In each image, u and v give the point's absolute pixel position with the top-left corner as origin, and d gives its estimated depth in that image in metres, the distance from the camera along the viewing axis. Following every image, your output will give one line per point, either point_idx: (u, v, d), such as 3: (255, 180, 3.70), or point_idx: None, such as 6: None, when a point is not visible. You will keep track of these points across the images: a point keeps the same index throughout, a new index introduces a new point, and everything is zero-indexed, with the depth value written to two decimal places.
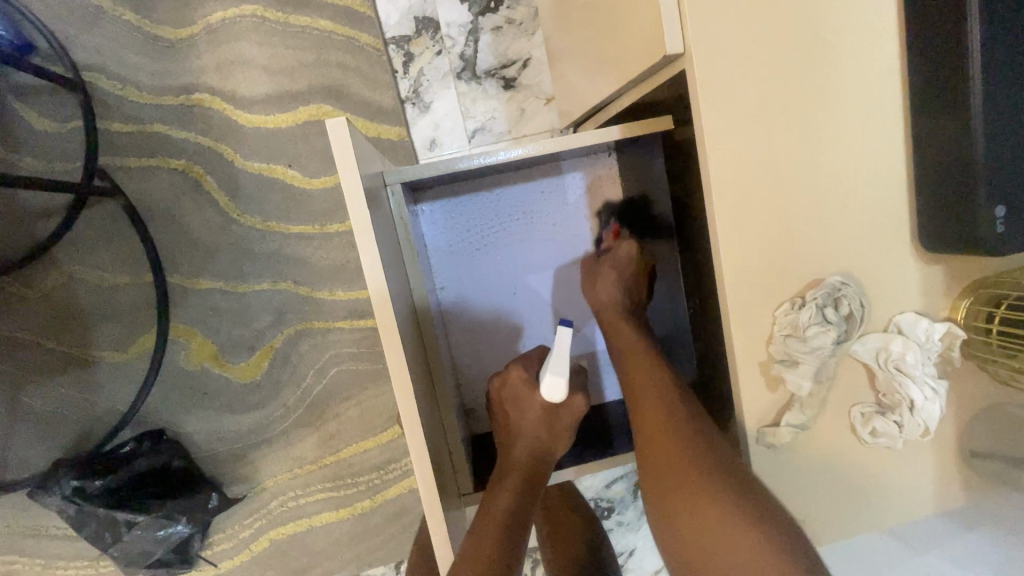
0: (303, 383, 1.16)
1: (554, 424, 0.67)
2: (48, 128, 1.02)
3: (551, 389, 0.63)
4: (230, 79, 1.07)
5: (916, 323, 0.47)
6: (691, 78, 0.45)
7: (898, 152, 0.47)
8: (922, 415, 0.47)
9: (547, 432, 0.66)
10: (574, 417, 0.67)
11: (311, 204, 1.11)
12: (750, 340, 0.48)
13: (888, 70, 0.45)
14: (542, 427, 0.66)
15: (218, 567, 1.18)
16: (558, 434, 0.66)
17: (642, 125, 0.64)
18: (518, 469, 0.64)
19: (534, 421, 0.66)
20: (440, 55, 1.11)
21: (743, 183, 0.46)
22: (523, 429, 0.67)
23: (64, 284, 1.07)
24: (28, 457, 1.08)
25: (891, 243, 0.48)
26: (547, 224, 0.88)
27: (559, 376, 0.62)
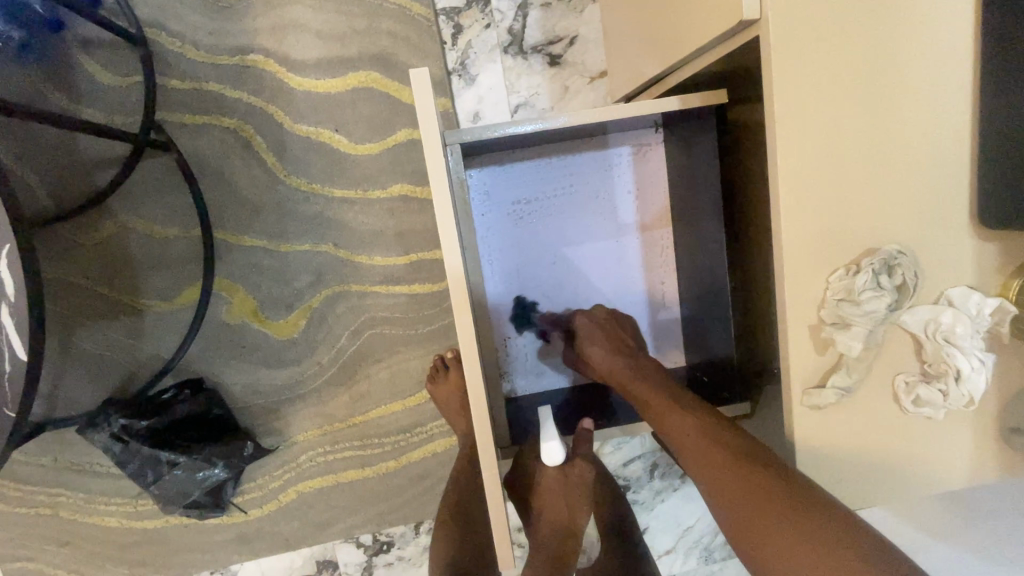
0: (337, 343, 1.19)
1: (569, 496, 0.72)
2: (110, 81, 1.06)
3: (549, 454, 0.62)
4: (284, 42, 1.09)
5: (968, 296, 0.49)
6: (765, 44, 0.46)
7: (964, 130, 0.48)
8: (967, 386, 0.48)
9: (563, 505, 0.72)
10: (581, 484, 0.72)
11: (355, 169, 1.14)
12: (803, 303, 0.49)
13: (961, 48, 0.46)
14: (559, 502, 0.72)
15: (247, 514, 1.23)
16: (574, 505, 0.72)
17: (700, 97, 0.65)
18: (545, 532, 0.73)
19: (550, 500, 0.72)
20: (488, 28, 1.13)
21: (808, 147, 0.47)
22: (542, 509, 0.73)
23: (118, 233, 1.11)
24: (76, 396, 1.14)
25: (949, 216, 0.49)
26: (592, 201, 0.88)
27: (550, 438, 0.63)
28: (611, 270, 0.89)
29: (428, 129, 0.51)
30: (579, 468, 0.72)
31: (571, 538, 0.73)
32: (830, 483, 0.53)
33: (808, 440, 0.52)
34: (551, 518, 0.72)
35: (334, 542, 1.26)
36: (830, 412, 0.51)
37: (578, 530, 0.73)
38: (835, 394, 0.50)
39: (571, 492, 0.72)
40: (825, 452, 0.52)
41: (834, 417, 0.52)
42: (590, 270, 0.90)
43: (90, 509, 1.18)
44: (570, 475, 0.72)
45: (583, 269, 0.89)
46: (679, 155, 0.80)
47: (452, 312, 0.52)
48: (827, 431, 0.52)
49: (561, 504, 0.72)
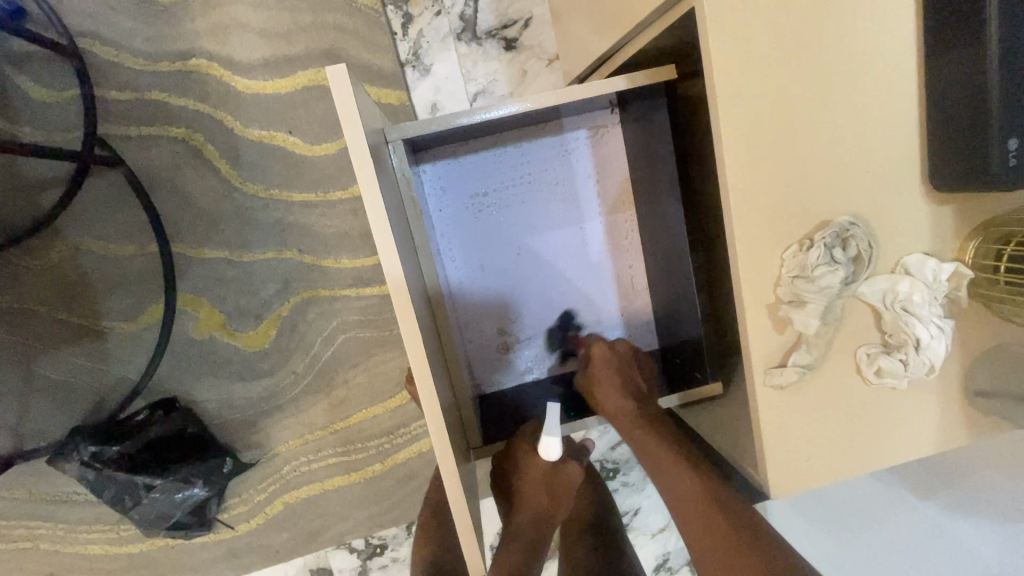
0: (311, 351, 1.17)
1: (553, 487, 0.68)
2: (45, 97, 1.01)
3: (547, 449, 0.64)
4: (227, 44, 1.05)
5: (923, 263, 0.48)
6: (701, 15, 0.44)
7: (911, 92, 0.46)
8: (927, 354, 0.48)
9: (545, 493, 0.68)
10: (570, 484, 0.69)
11: (314, 171, 1.10)
12: (759, 282, 0.48)
13: (904, 5, 0.44)
14: (541, 490, 0.68)
15: (235, 530, 1.21)
16: (559, 497, 0.68)
17: (648, 75, 0.63)
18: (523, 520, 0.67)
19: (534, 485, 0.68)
20: (439, 15, 1.09)
21: (753, 119, 0.45)
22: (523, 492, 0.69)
23: (71, 256, 1.07)
24: (45, 426, 1.11)
25: (900, 181, 0.47)
26: (551, 187, 0.86)
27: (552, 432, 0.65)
28: (578, 258, 0.88)
29: (355, 131, 0.48)
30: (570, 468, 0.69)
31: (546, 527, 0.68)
32: (799, 462, 0.52)
33: (773, 420, 0.51)
34: (530, 504, 0.68)
35: (326, 550, 1.25)
36: (793, 390, 0.51)
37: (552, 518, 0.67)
38: (796, 373, 0.49)
39: (559, 486, 0.68)
40: (790, 432, 0.51)
41: (798, 395, 0.51)
42: (555, 257, 0.88)
43: (71, 539, 1.15)
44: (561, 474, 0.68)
45: (548, 258, 0.88)
46: (636, 136, 0.78)
47: (398, 316, 0.51)
48: (791, 409, 0.51)
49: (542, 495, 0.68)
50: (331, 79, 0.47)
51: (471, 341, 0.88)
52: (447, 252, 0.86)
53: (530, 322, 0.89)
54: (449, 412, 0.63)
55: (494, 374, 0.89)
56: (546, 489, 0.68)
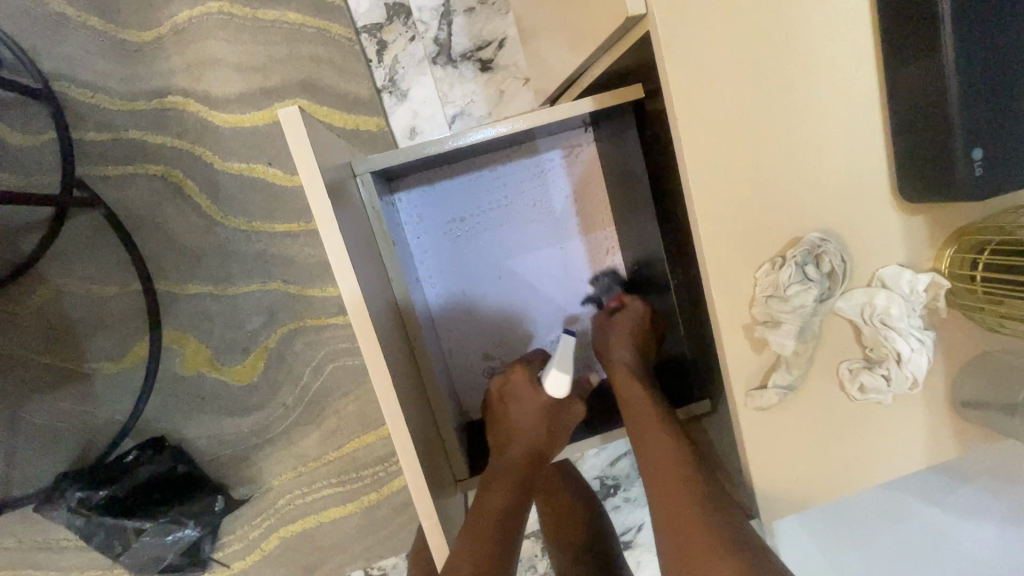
0: (300, 382, 1.15)
1: (553, 423, 0.69)
2: (22, 141, 1.01)
3: (555, 385, 0.65)
4: (202, 79, 1.05)
5: (899, 275, 0.47)
6: (655, 40, 0.44)
7: (873, 105, 0.46)
8: (910, 367, 0.47)
9: (545, 429, 0.68)
10: (571, 422, 0.70)
11: (295, 201, 1.10)
12: (733, 303, 0.47)
13: (858, 19, 0.44)
14: (541, 423, 0.68)
15: (231, 568, 1.19)
16: (555, 433, 0.68)
17: (615, 96, 0.63)
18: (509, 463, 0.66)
19: (528, 421, 0.69)
20: (413, 40, 1.09)
21: (714, 140, 0.45)
22: (519, 426, 0.69)
23: (53, 298, 1.06)
24: (31, 472, 1.09)
25: (869, 194, 0.47)
26: (528, 208, 0.85)
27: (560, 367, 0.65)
28: (563, 278, 0.87)
29: (312, 172, 0.48)
30: (572, 409, 0.71)
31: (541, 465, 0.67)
32: (788, 486, 0.51)
33: (758, 441, 0.50)
34: (529, 439, 0.67)
35: None
36: (776, 410, 0.50)
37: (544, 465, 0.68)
38: (777, 393, 0.48)
39: (553, 421, 0.69)
40: (775, 452, 0.50)
41: (782, 414, 0.50)
42: (538, 278, 0.87)
43: None
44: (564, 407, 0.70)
45: (530, 279, 0.87)
46: (611, 154, 0.78)
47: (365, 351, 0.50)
48: (774, 430, 0.50)
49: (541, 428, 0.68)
50: (285, 122, 0.46)
51: (463, 369, 0.87)
52: (429, 279, 0.85)
53: (515, 345, 0.88)
54: (427, 449, 0.61)
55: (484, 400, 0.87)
56: (531, 420, 0.69)
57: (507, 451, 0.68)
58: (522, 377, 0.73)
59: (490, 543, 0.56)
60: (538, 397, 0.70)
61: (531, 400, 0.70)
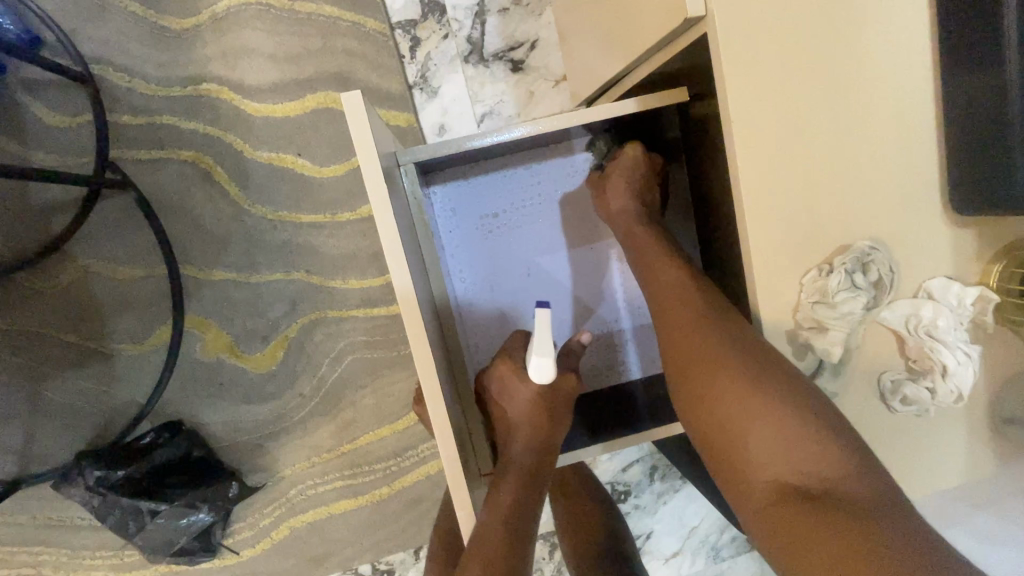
0: (318, 372, 1.16)
1: (553, 410, 0.66)
2: (58, 122, 1.03)
3: (536, 371, 0.62)
4: (237, 68, 1.06)
5: (947, 287, 0.46)
6: (713, 42, 0.44)
7: (928, 115, 0.45)
8: (955, 382, 0.46)
9: (547, 418, 0.65)
10: (570, 399, 0.68)
11: (322, 192, 1.11)
12: (777, 307, 0.48)
13: (917, 28, 0.44)
14: (542, 415, 0.65)
15: (240, 555, 1.19)
16: (559, 420, 0.66)
17: (659, 98, 0.63)
18: (520, 464, 0.63)
19: (530, 412, 0.65)
20: (447, 38, 1.10)
21: (767, 143, 0.45)
22: (520, 424, 0.65)
23: (80, 278, 1.08)
24: (50, 450, 1.10)
25: (920, 205, 0.47)
26: (561, 209, 0.86)
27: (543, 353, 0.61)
28: (591, 279, 0.87)
29: (371, 158, 0.52)
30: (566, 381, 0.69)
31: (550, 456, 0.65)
32: None
33: None
34: (531, 438, 0.64)
35: None
36: None
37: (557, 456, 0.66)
38: (821, 400, 0.49)
39: (556, 409, 0.66)
40: None
41: None
42: (566, 278, 0.87)
43: (74, 565, 1.14)
44: (560, 387, 0.67)
45: (558, 278, 0.87)
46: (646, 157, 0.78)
47: (409, 326, 0.53)
48: None
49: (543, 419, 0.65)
50: (347, 106, 0.51)
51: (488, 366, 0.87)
52: (458, 275, 0.85)
53: None
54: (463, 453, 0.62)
55: None
56: (530, 412, 0.65)
57: (511, 447, 0.65)
58: (511, 368, 0.68)
59: (503, 548, 0.55)
60: (530, 387, 0.65)
61: (522, 393, 0.66)
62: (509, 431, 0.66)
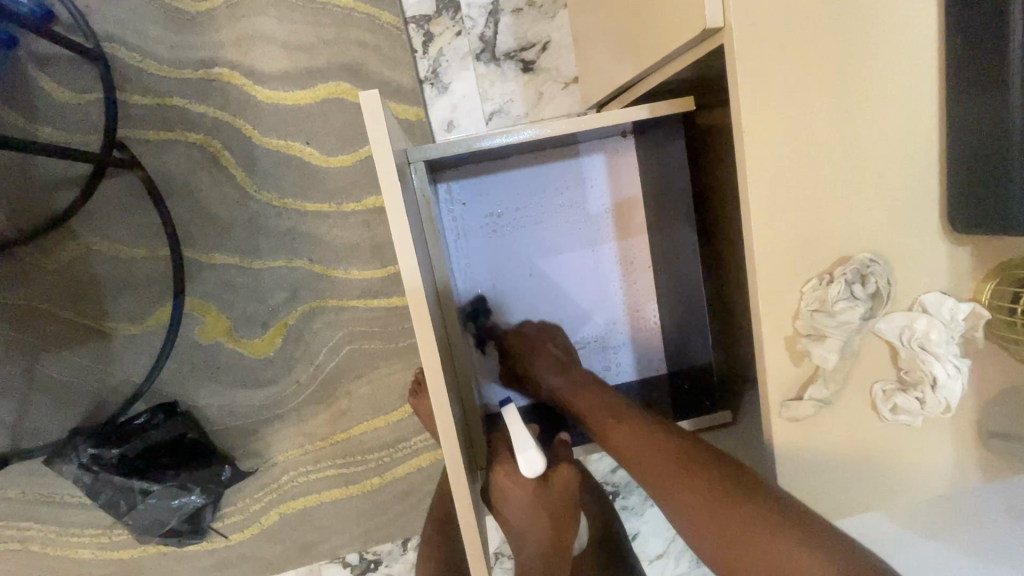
0: (316, 360, 1.16)
1: (553, 509, 0.66)
2: (67, 98, 1.03)
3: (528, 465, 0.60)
4: (250, 54, 1.07)
5: (941, 302, 0.48)
6: (730, 53, 0.45)
7: (931, 136, 0.47)
8: (943, 393, 0.48)
9: (550, 521, 0.66)
10: (568, 489, 0.68)
11: (328, 182, 1.11)
12: (778, 315, 0.49)
13: (925, 52, 0.46)
14: (545, 519, 0.65)
15: (228, 539, 1.20)
16: (559, 518, 0.67)
17: (670, 105, 0.65)
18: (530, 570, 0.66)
19: (532, 520, 0.65)
20: (459, 35, 1.11)
21: (776, 156, 0.47)
22: (523, 529, 0.65)
23: (82, 255, 1.08)
24: (43, 425, 1.10)
25: (920, 221, 0.48)
26: (564, 211, 0.88)
27: (528, 448, 0.60)
28: (590, 282, 0.90)
29: (384, 156, 0.52)
30: (564, 474, 0.69)
31: (559, 552, 0.67)
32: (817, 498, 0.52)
33: (789, 452, 0.52)
34: (537, 538, 0.66)
35: (320, 564, 1.23)
36: (810, 423, 0.51)
37: (566, 550, 0.68)
38: (813, 406, 0.50)
39: (555, 506, 0.67)
40: (804, 463, 0.52)
41: (814, 427, 0.51)
42: (566, 281, 0.90)
43: (61, 542, 1.14)
44: (554, 482, 0.67)
45: (557, 280, 0.90)
46: (652, 163, 0.79)
47: (415, 322, 0.53)
48: (804, 442, 0.51)
49: (546, 521, 0.66)
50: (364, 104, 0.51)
51: (485, 360, 0.90)
52: (461, 274, 0.88)
53: None
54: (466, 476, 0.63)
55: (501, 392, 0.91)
56: (531, 519, 0.65)
57: (521, 552, 0.67)
58: (501, 470, 0.67)
59: None
60: (523, 490, 0.65)
61: (518, 497, 0.65)
62: (514, 536, 0.67)
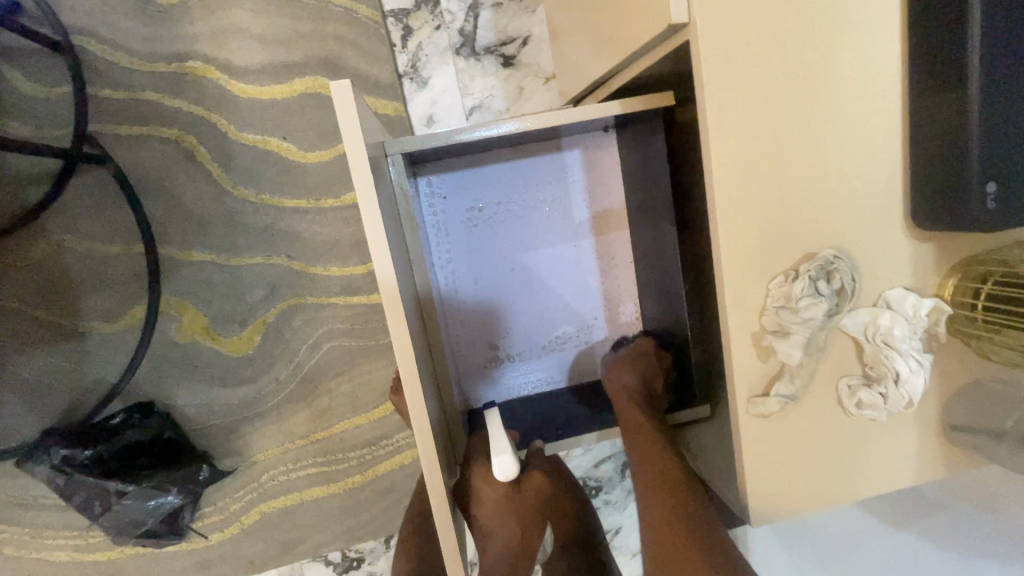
0: (295, 358, 1.15)
1: (523, 511, 0.68)
2: (35, 92, 1.00)
3: (502, 470, 0.61)
4: (225, 47, 1.05)
5: (904, 297, 0.49)
6: (695, 48, 0.45)
7: (895, 133, 0.47)
8: (907, 388, 0.48)
9: (518, 520, 0.67)
10: (538, 497, 0.70)
11: (306, 178, 1.10)
12: (744, 312, 0.49)
13: (887, 48, 0.46)
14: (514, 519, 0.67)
15: (209, 539, 1.18)
16: (529, 522, 0.68)
17: (645, 102, 0.65)
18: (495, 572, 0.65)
19: (502, 519, 0.66)
20: (439, 29, 1.10)
21: (741, 155, 0.47)
22: (493, 528, 0.66)
23: (53, 253, 1.05)
24: (15, 426, 1.08)
25: (884, 217, 0.49)
26: (547, 205, 0.88)
27: (504, 455, 0.61)
28: (574, 278, 0.91)
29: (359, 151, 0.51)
30: (533, 479, 0.71)
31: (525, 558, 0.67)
32: (784, 494, 0.53)
33: (757, 448, 0.52)
34: (505, 538, 0.66)
35: (302, 562, 1.22)
36: (778, 419, 0.52)
37: (531, 554, 0.68)
38: (779, 403, 0.50)
39: (525, 506, 0.69)
40: (775, 458, 0.52)
41: (781, 422, 0.52)
42: (549, 276, 0.90)
43: (36, 544, 1.12)
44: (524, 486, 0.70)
45: (540, 275, 0.90)
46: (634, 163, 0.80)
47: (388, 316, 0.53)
48: (772, 438, 0.52)
49: (515, 523, 0.67)
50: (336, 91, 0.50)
51: (468, 353, 0.90)
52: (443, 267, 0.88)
53: (521, 337, 0.91)
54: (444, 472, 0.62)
55: (483, 385, 0.91)
56: (502, 519, 0.66)
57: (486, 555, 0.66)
58: (480, 470, 0.69)
59: None
60: (499, 489, 0.67)
61: (490, 494, 0.67)
62: (483, 535, 0.68)
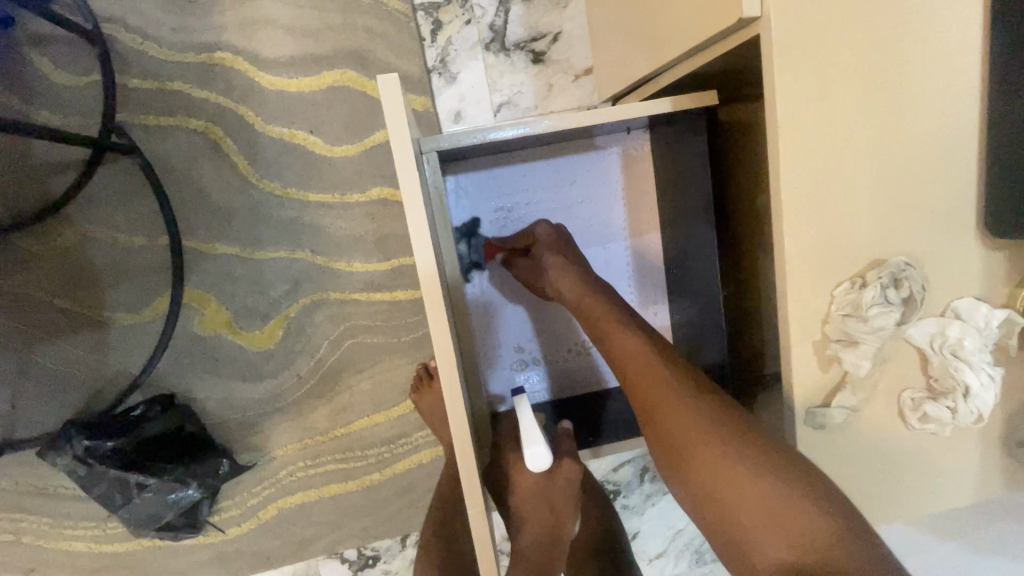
0: (317, 353, 1.14)
1: (553, 500, 0.68)
2: (63, 80, 1.00)
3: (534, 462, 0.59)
4: (254, 38, 1.04)
5: (974, 308, 0.47)
6: (766, 44, 0.43)
7: (972, 135, 0.45)
8: (976, 403, 0.46)
9: (549, 507, 0.68)
10: (569, 486, 0.68)
11: (332, 172, 1.09)
12: (807, 320, 0.48)
13: (968, 45, 0.44)
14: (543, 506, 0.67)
15: (225, 533, 1.18)
16: (561, 508, 0.68)
17: (693, 100, 0.64)
18: (526, 555, 0.66)
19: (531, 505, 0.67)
20: (469, 24, 1.08)
21: (811, 157, 0.45)
22: (524, 514, 0.67)
23: (78, 243, 1.05)
24: (36, 416, 1.08)
25: (957, 223, 0.47)
26: (577, 206, 0.87)
27: (535, 446, 0.59)
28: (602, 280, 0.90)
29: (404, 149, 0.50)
30: (566, 465, 0.69)
31: (556, 543, 0.68)
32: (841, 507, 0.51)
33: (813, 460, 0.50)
34: (539, 527, 0.67)
35: (317, 559, 1.21)
36: (835, 429, 0.50)
37: (563, 540, 0.68)
38: (842, 413, 0.49)
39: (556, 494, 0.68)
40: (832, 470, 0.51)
41: (840, 433, 0.50)
42: None
43: (54, 534, 1.12)
44: (557, 475, 0.68)
45: None
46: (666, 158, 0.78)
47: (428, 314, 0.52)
48: (830, 449, 0.50)
49: (546, 510, 0.68)
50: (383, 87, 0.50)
51: (491, 354, 0.90)
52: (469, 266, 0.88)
53: (543, 340, 0.91)
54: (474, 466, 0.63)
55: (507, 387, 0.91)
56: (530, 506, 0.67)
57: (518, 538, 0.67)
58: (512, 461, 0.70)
59: None
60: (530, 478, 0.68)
61: (524, 484, 0.68)
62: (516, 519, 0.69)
